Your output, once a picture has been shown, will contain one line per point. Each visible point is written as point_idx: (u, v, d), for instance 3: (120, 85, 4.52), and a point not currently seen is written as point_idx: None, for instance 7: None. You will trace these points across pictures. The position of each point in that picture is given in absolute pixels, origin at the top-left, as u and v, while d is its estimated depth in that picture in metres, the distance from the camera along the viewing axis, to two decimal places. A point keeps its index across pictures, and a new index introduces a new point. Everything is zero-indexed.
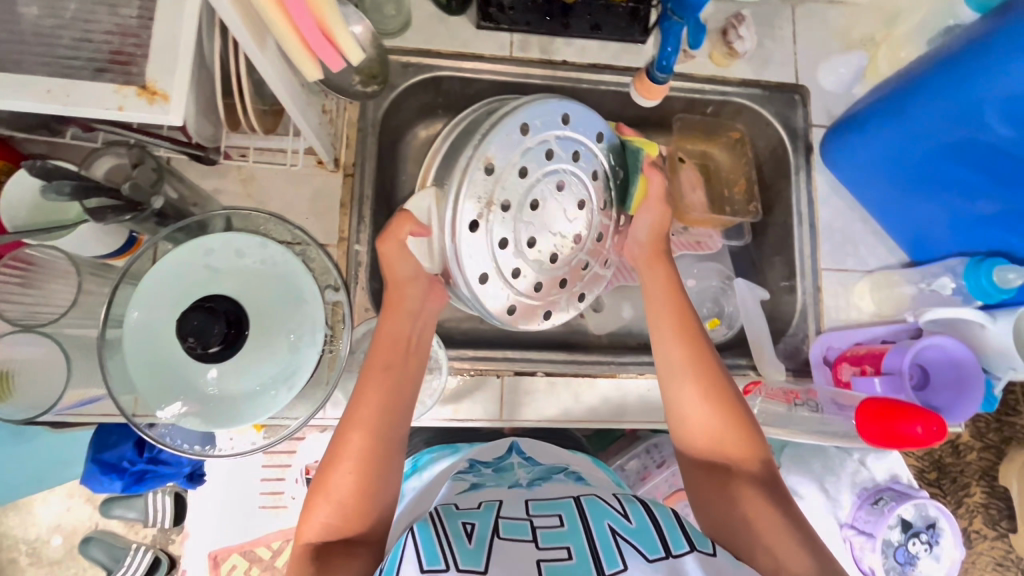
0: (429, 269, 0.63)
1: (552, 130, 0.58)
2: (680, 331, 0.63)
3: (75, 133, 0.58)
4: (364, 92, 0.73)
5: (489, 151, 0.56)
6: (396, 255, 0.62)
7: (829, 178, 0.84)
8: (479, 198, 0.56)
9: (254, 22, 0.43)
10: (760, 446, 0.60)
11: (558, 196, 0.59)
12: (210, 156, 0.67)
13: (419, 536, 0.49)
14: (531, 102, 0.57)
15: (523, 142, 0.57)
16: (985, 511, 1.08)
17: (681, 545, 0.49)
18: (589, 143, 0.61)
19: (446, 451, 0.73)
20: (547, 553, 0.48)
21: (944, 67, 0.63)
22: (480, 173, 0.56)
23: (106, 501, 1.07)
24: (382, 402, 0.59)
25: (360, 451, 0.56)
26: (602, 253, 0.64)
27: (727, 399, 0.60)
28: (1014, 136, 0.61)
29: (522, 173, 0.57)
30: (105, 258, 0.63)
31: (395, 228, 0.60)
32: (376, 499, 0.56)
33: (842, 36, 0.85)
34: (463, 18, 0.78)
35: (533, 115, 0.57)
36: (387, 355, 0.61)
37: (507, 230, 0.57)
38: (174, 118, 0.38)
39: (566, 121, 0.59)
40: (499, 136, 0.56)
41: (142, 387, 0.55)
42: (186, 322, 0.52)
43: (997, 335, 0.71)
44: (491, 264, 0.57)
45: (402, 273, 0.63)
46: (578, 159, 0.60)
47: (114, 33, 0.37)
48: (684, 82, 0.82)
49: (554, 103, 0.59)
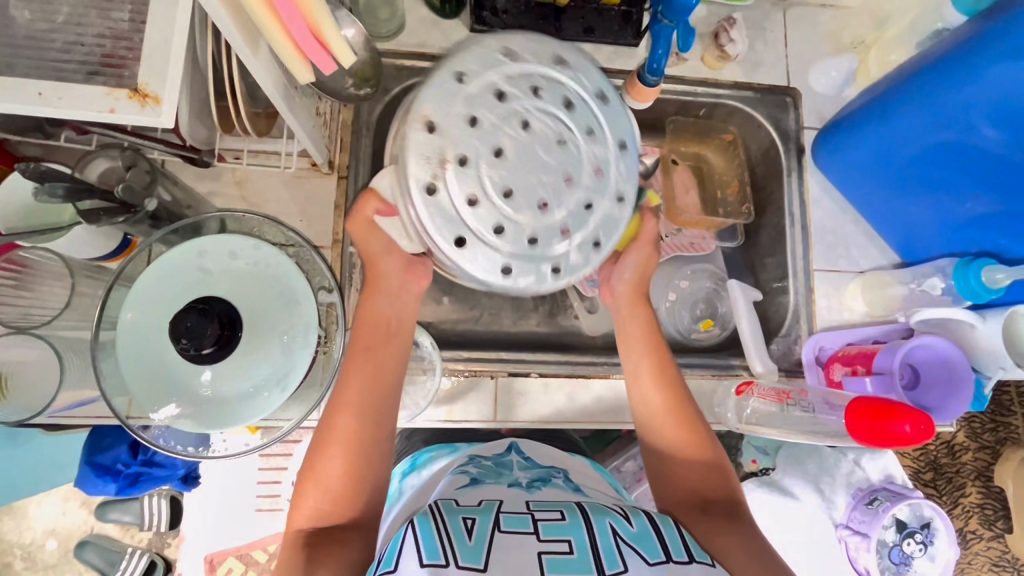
0: (410, 248, 0.57)
1: (492, 68, 0.53)
2: (659, 373, 0.64)
3: (70, 136, 0.58)
4: (356, 95, 0.72)
5: (425, 111, 0.51)
6: (366, 230, 0.59)
7: (820, 179, 0.85)
8: (427, 159, 0.50)
9: (246, 25, 0.43)
10: (732, 482, 0.61)
11: (524, 134, 0.52)
12: (204, 160, 0.66)
13: (420, 529, 0.49)
14: (463, 49, 0.54)
15: (462, 91, 0.52)
16: (981, 512, 1.08)
17: (681, 553, 0.50)
18: (580, 93, 0.55)
19: (445, 450, 0.73)
20: (549, 548, 0.49)
21: (933, 70, 0.64)
22: (421, 133, 0.51)
23: (102, 505, 1.06)
24: (366, 384, 0.59)
25: (347, 433, 0.57)
26: (606, 190, 0.55)
27: (702, 439, 0.63)
28: (1001, 138, 0.62)
29: (471, 122, 0.52)
30: (99, 261, 0.63)
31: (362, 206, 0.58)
32: (365, 481, 0.57)
33: (833, 39, 0.86)
34: (457, 22, 0.79)
35: (467, 61, 0.53)
36: (370, 331, 0.61)
37: (472, 185, 0.51)
38: (166, 120, 0.39)
39: (509, 55, 0.54)
40: (433, 92, 0.52)
41: (135, 389, 0.55)
42: (178, 322, 0.51)
43: (988, 334, 0.72)
44: (464, 222, 0.50)
45: (375, 246, 0.61)
46: (540, 94, 0.54)
47: (106, 36, 0.38)
48: (676, 85, 0.83)
49: (490, 44, 0.54)
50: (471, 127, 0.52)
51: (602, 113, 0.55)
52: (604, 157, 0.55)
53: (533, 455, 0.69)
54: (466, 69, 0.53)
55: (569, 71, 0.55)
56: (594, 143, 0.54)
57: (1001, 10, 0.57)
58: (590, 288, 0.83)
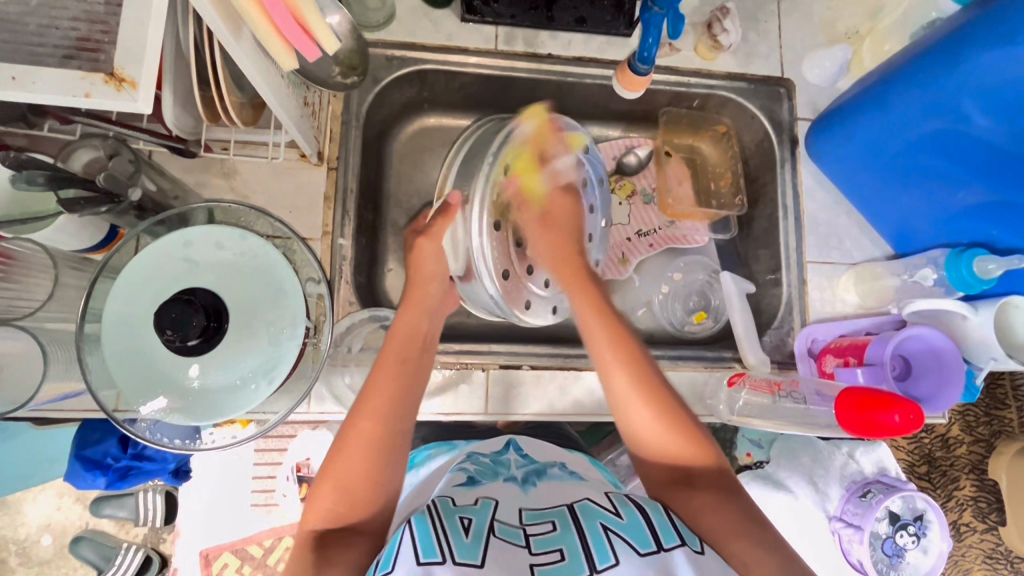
0: (454, 268, 0.71)
1: (565, 142, 0.70)
2: (623, 356, 0.60)
3: (53, 126, 0.57)
4: (343, 84, 0.71)
5: (507, 159, 0.66)
6: (431, 255, 0.68)
7: (813, 171, 0.84)
8: (501, 200, 0.66)
9: (227, 10, 0.43)
10: (715, 453, 0.59)
11: (566, 199, 0.71)
12: (192, 150, 0.65)
13: (416, 528, 0.49)
14: (538, 117, 0.69)
15: (536, 154, 0.68)
16: (975, 504, 1.09)
17: (671, 539, 0.50)
18: (600, 174, 0.74)
19: (444, 448, 0.72)
20: (540, 556, 0.48)
21: (926, 59, 0.63)
22: (496, 179, 0.66)
23: (96, 500, 1.05)
24: (393, 394, 0.59)
25: (369, 437, 0.56)
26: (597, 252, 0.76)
27: (673, 415, 0.59)
28: (998, 126, 0.61)
29: (536, 179, 0.68)
30: (84, 253, 0.63)
31: (438, 227, 0.67)
32: (382, 487, 0.56)
33: (827, 29, 0.86)
34: (448, 11, 0.78)
35: (546, 131, 0.69)
36: (405, 347, 0.63)
37: (522, 231, 0.67)
38: (143, 106, 0.38)
39: (568, 133, 0.70)
40: (518, 150, 0.67)
41: (121, 383, 0.55)
42: (162, 314, 0.51)
43: (980, 325, 0.71)
44: (511, 263, 0.67)
45: (428, 270, 0.68)
46: (580, 169, 0.72)
47: (81, 20, 0.37)
48: (669, 75, 0.82)
49: (557, 117, 0.70)
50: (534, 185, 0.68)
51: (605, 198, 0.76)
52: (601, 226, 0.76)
53: (531, 451, 0.67)
54: (542, 137, 0.69)
55: (599, 163, 0.74)
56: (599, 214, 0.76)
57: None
58: None
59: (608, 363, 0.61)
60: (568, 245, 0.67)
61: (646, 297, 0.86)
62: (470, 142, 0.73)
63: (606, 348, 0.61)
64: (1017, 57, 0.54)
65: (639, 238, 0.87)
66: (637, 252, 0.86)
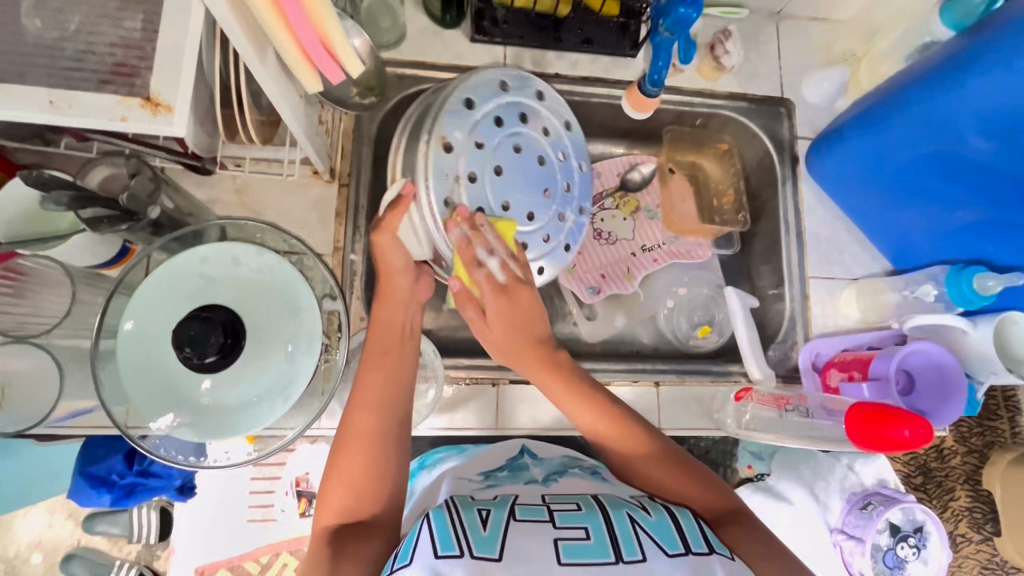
0: (416, 254, 0.68)
1: (493, 97, 0.64)
2: (601, 425, 0.62)
3: (70, 143, 0.58)
4: (360, 104, 0.75)
5: (443, 133, 0.61)
6: (391, 246, 0.64)
7: (814, 188, 0.86)
8: (444, 174, 0.61)
9: (256, 34, 0.43)
10: (714, 481, 0.61)
11: (517, 156, 0.65)
12: (206, 167, 0.66)
13: (434, 522, 0.50)
14: (468, 79, 0.63)
15: (471, 117, 0.62)
16: (970, 515, 1.10)
17: (700, 545, 0.50)
18: (558, 124, 0.68)
19: (454, 451, 0.74)
20: (565, 532, 0.50)
21: (924, 83, 0.65)
22: (440, 153, 0.61)
23: (89, 517, 1.02)
24: (383, 382, 0.60)
25: (369, 429, 0.57)
26: (572, 203, 0.68)
27: (670, 456, 0.62)
28: (995, 148, 0.63)
29: (479, 144, 0.62)
30: (100, 268, 0.63)
31: (389, 220, 0.63)
32: (388, 479, 0.57)
33: (824, 51, 0.88)
34: (457, 31, 0.80)
35: (477, 91, 0.63)
36: (386, 336, 0.63)
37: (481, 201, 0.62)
38: (178, 128, 0.39)
39: (505, 87, 0.65)
40: (449, 117, 0.62)
41: (133, 398, 0.55)
42: (182, 331, 0.52)
43: (979, 340, 0.73)
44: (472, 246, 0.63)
45: (395, 263, 0.65)
46: (526, 121, 0.66)
47: (118, 46, 0.38)
48: (673, 95, 0.84)
49: (491, 75, 0.65)
50: (478, 149, 0.63)
51: (569, 139, 0.68)
52: (570, 172, 0.68)
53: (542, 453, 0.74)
54: (475, 98, 0.63)
55: (545, 105, 0.67)
56: (567, 156, 0.68)
57: (999, 20, 0.58)
58: (589, 295, 0.85)
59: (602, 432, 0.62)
60: (523, 325, 0.63)
61: (652, 311, 0.88)
62: (416, 114, 0.67)
63: (590, 414, 0.62)
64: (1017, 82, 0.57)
65: (643, 253, 0.88)
66: (642, 266, 0.87)
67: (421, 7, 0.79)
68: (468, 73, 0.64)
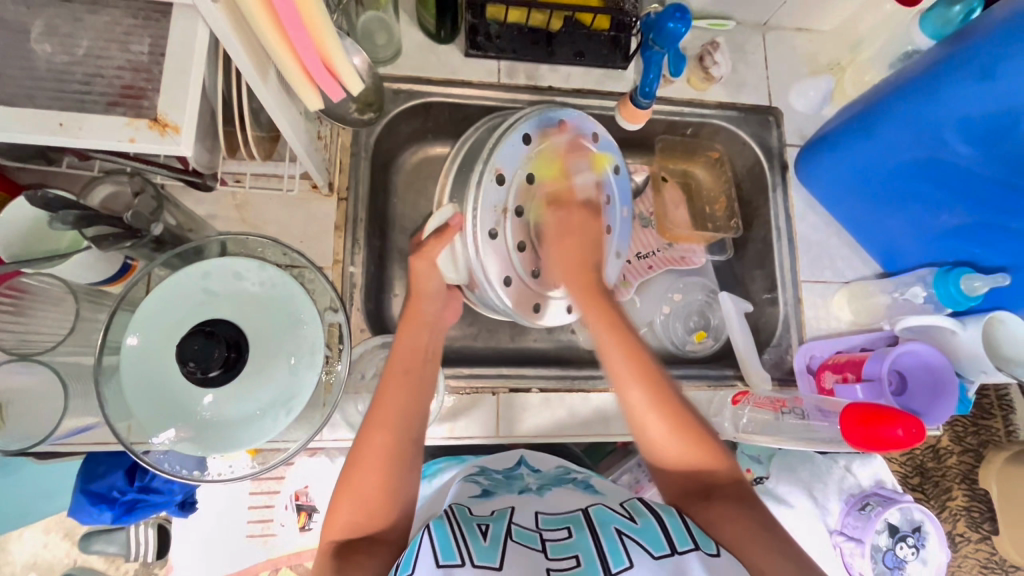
0: (450, 279, 0.71)
1: (549, 133, 0.68)
2: (636, 369, 0.61)
3: (72, 161, 0.58)
4: (359, 120, 0.76)
5: (497, 165, 0.65)
6: (427, 272, 0.68)
7: (804, 194, 0.88)
8: (494, 207, 0.65)
9: (258, 54, 0.44)
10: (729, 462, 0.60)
11: (565, 195, 0.68)
12: (208, 183, 0.67)
13: (436, 532, 0.51)
14: (531, 117, 0.67)
15: (526, 152, 0.67)
16: (967, 514, 1.11)
17: (685, 542, 0.51)
18: (608, 166, 0.71)
19: (454, 460, 0.75)
20: (557, 562, 0.49)
21: (908, 89, 0.67)
22: (492, 185, 0.65)
23: (84, 537, 0.99)
24: (402, 403, 0.61)
25: (382, 450, 0.58)
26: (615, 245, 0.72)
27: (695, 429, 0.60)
28: (976, 153, 0.65)
29: (529, 180, 0.67)
30: (100, 285, 0.64)
31: (432, 247, 0.67)
32: (398, 495, 0.58)
33: (810, 61, 0.91)
34: (452, 46, 0.81)
35: (533, 128, 0.67)
36: (411, 359, 0.64)
37: (521, 233, 0.67)
38: (184, 147, 0.39)
39: (562, 126, 0.69)
40: (504, 151, 0.65)
41: (138, 413, 0.55)
42: (185, 347, 0.53)
43: (969, 340, 0.74)
44: (513, 268, 0.66)
45: (423, 285, 0.69)
46: (578, 160, 0.69)
47: (126, 69, 0.39)
48: (665, 105, 0.86)
49: (551, 113, 0.68)
50: (527, 185, 0.67)
51: (618, 183, 0.71)
52: (615, 215, 0.72)
53: (540, 466, 0.71)
54: (534, 133, 0.67)
55: (602, 146, 0.71)
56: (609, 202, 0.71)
57: (981, 29, 0.60)
58: None
59: (625, 380, 0.61)
60: (581, 253, 0.66)
61: (648, 317, 0.89)
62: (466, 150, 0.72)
63: (621, 357, 0.62)
64: (1001, 90, 0.58)
65: (638, 260, 0.89)
66: (637, 273, 0.88)
67: (416, 23, 0.81)
68: (530, 110, 0.68)
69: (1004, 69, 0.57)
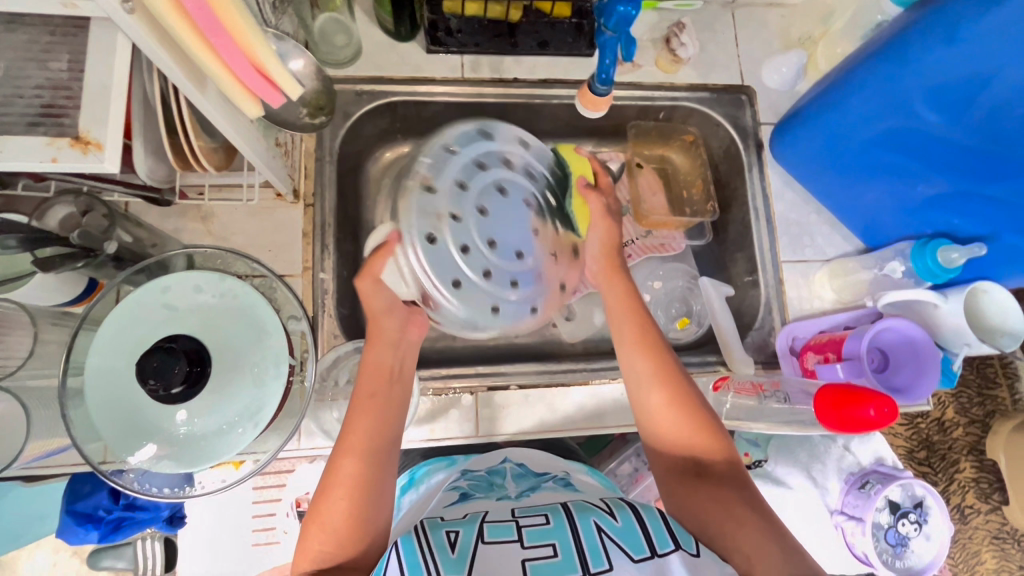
0: (405, 295, 0.66)
1: (473, 143, 0.67)
2: (646, 340, 0.64)
3: (27, 183, 0.58)
4: (311, 124, 0.73)
5: (423, 174, 0.64)
6: (373, 291, 0.64)
7: (780, 172, 0.87)
8: (429, 213, 0.62)
9: (191, 67, 0.43)
10: (728, 448, 0.59)
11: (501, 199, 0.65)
12: (166, 198, 0.68)
13: (403, 549, 0.50)
14: (449, 129, 0.67)
15: (452, 159, 0.65)
16: (977, 485, 1.10)
17: (666, 544, 0.50)
18: (541, 166, 0.70)
19: (443, 463, 0.74)
20: (533, 551, 0.50)
21: (872, 61, 0.65)
22: (422, 192, 0.63)
23: (92, 554, 0.95)
24: (373, 431, 0.59)
25: (352, 478, 0.56)
26: (561, 238, 0.70)
27: (699, 409, 0.61)
28: (944, 119, 0.63)
29: (461, 185, 0.64)
30: (67, 305, 0.64)
31: (375, 263, 0.63)
32: (371, 521, 0.56)
33: (782, 36, 0.89)
34: (413, 43, 0.80)
35: (456, 138, 0.66)
36: (372, 381, 0.61)
37: (465, 236, 0.62)
38: (110, 164, 0.39)
39: (487, 134, 0.68)
40: (429, 163, 0.65)
41: (106, 434, 0.54)
42: (144, 364, 0.51)
43: (951, 313, 0.73)
44: (461, 270, 0.62)
45: (378, 304, 0.64)
46: (509, 164, 0.67)
47: (45, 87, 0.39)
48: (633, 90, 0.84)
49: (471, 125, 0.68)
50: (461, 189, 0.64)
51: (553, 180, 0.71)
52: (554, 209, 0.70)
53: (526, 461, 0.72)
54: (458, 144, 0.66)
55: (531, 150, 0.70)
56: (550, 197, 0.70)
57: None
58: None
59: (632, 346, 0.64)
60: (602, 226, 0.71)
61: None
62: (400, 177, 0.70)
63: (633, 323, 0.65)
64: (974, 48, 0.56)
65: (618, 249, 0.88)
66: None
67: (375, 21, 0.79)
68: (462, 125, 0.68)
69: (977, 27, 0.54)
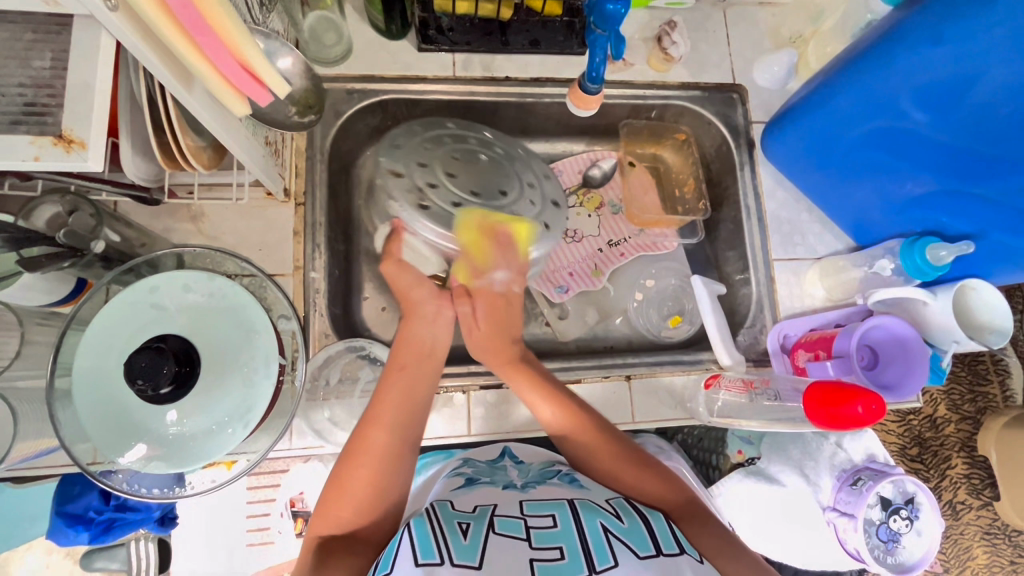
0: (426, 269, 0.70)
1: (407, 136, 0.72)
2: (565, 410, 0.65)
3: (13, 182, 0.57)
4: (300, 123, 0.70)
5: (386, 166, 0.68)
6: (398, 271, 0.68)
7: (771, 170, 0.87)
8: (411, 189, 0.66)
9: (177, 65, 0.43)
10: (676, 485, 0.62)
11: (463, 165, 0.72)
12: (155, 197, 0.67)
13: (416, 531, 0.50)
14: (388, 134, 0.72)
15: (402, 150, 0.70)
16: (968, 481, 1.11)
17: (671, 547, 0.51)
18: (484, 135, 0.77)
19: (440, 455, 0.75)
20: (541, 552, 0.49)
21: (860, 62, 0.65)
22: (394, 176, 0.67)
23: (87, 555, 0.95)
24: (402, 401, 0.61)
25: (380, 448, 0.58)
26: (535, 174, 0.75)
27: (634, 460, 0.63)
28: (932, 119, 0.64)
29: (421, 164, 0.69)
30: (54, 305, 0.62)
31: (393, 251, 0.65)
32: (389, 492, 0.57)
33: (773, 35, 0.89)
34: (404, 41, 0.80)
35: (397, 137, 0.71)
36: (408, 354, 0.65)
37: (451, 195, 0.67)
38: (94, 163, 0.39)
39: (419, 128, 0.73)
40: (384, 157, 0.69)
41: (94, 436, 0.54)
42: (133, 364, 0.50)
43: (939, 310, 0.73)
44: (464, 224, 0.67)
45: (407, 282, 0.68)
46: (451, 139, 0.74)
47: (28, 85, 0.38)
48: (625, 89, 0.84)
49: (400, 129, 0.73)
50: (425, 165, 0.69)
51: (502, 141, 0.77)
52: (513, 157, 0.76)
53: (525, 457, 0.72)
54: (392, 139, 0.71)
55: (462, 127, 0.76)
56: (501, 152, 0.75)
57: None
58: (557, 294, 0.86)
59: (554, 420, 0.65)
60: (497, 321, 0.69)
61: (622, 305, 0.88)
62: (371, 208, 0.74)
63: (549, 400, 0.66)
64: (962, 50, 0.56)
65: (610, 248, 0.89)
66: (607, 260, 0.88)
67: (366, 19, 0.79)
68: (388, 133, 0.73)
69: (967, 31, 0.55)
